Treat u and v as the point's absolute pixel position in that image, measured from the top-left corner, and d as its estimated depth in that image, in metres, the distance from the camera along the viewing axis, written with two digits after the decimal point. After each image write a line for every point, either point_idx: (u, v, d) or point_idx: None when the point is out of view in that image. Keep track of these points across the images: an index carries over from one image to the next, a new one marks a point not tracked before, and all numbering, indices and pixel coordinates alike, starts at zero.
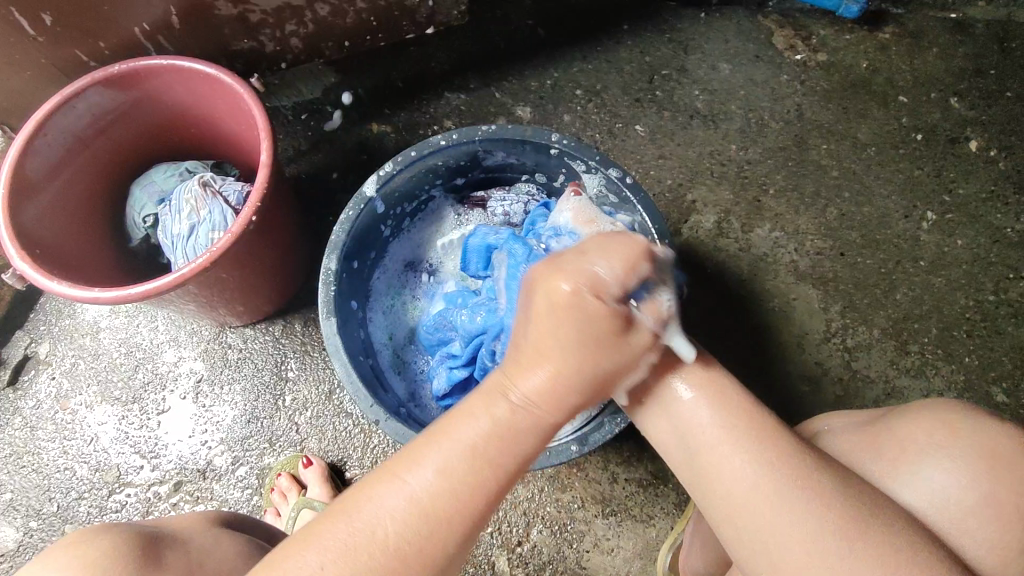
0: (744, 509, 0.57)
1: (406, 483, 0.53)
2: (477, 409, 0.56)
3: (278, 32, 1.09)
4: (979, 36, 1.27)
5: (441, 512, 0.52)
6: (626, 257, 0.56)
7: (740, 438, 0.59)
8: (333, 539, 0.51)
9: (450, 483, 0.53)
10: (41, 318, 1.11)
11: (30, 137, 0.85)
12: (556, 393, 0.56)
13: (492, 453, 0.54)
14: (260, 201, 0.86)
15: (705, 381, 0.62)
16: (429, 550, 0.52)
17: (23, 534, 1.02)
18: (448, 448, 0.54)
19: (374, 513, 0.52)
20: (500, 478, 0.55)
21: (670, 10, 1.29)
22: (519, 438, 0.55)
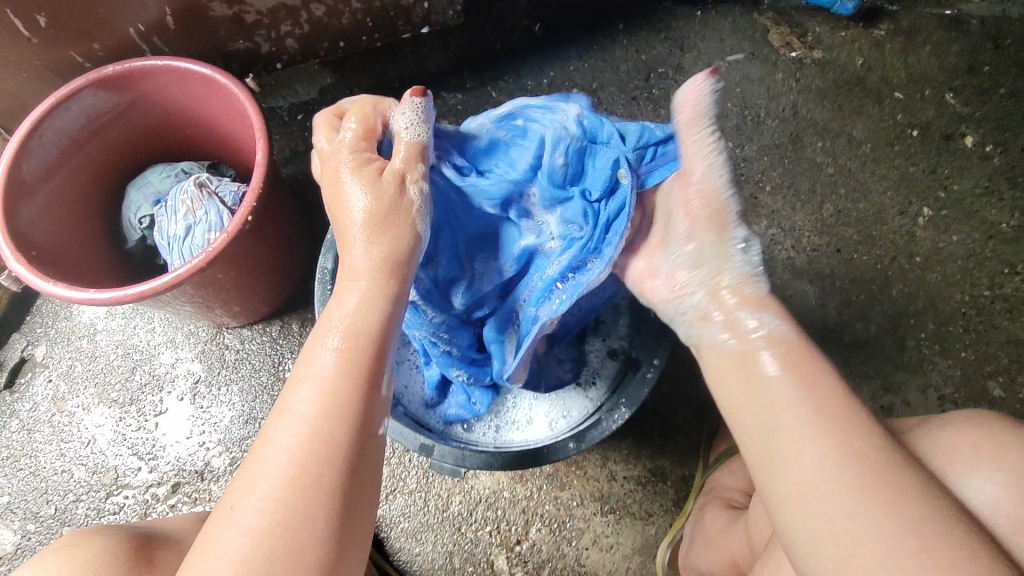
0: (814, 497, 0.53)
1: (293, 410, 0.56)
2: (327, 324, 0.60)
3: (273, 32, 1.09)
4: (973, 33, 1.27)
5: (329, 421, 0.55)
6: (357, 113, 0.66)
7: (827, 426, 0.55)
8: (246, 484, 0.54)
9: (323, 396, 0.56)
10: (38, 321, 1.11)
11: (25, 139, 0.85)
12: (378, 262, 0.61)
13: (353, 344, 0.58)
14: (256, 201, 0.86)
15: (790, 361, 0.60)
16: (333, 457, 0.54)
17: (20, 537, 1.02)
18: (316, 366, 0.57)
19: (272, 450, 0.54)
20: (363, 373, 0.58)
21: (665, 8, 1.29)
22: (366, 331, 0.59)
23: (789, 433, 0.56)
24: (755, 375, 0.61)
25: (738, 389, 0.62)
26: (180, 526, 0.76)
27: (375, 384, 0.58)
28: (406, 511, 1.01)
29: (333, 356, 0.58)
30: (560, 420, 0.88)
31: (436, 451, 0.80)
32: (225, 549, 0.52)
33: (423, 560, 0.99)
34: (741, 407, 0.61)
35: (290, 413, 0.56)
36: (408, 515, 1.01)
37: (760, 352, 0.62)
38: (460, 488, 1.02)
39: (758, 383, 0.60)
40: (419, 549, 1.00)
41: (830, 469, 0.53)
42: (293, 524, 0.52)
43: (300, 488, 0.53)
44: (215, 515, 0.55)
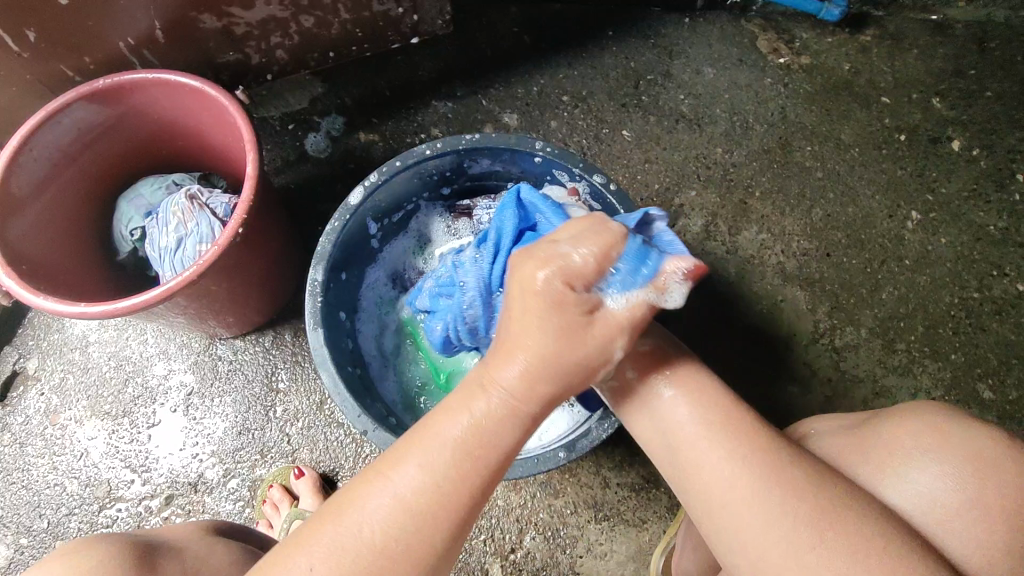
0: (724, 506, 0.57)
1: (393, 488, 0.52)
2: (457, 405, 0.55)
3: (264, 44, 1.10)
4: (958, 37, 1.29)
5: (429, 518, 0.52)
6: (600, 241, 0.56)
7: (718, 436, 0.59)
8: (323, 548, 0.51)
9: (428, 487, 0.52)
10: (30, 334, 1.11)
11: (15, 153, 0.85)
12: (534, 382, 0.55)
13: (475, 451, 0.53)
14: (246, 213, 0.86)
15: (684, 378, 0.63)
16: (423, 557, 0.51)
17: (13, 551, 1.01)
18: (433, 448, 0.53)
19: (362, 518, 0.52)
20: (476, 493, 0.53)
21: (654, 15, 1.30)
22: (492, 443, 0.54)
23: (687, 446, 0.60)
24: (650, 401, 0.64)
25: (640, 422, 0.65)
26: (179, 535, 0.75)
27: (485, 493, 0.54)
28: None
29: (454, 448, 0.53)
30: (549, 430, 0.91)
31: None
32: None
33: None
34: (646, 431, 0.65)
35: (389, 492, 0.52)
36: None
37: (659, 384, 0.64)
38: None
39: (649, 405, 0.64)
40: None
41: (730, 472, 0.57)
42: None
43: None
44: (276, 554, 0.53)
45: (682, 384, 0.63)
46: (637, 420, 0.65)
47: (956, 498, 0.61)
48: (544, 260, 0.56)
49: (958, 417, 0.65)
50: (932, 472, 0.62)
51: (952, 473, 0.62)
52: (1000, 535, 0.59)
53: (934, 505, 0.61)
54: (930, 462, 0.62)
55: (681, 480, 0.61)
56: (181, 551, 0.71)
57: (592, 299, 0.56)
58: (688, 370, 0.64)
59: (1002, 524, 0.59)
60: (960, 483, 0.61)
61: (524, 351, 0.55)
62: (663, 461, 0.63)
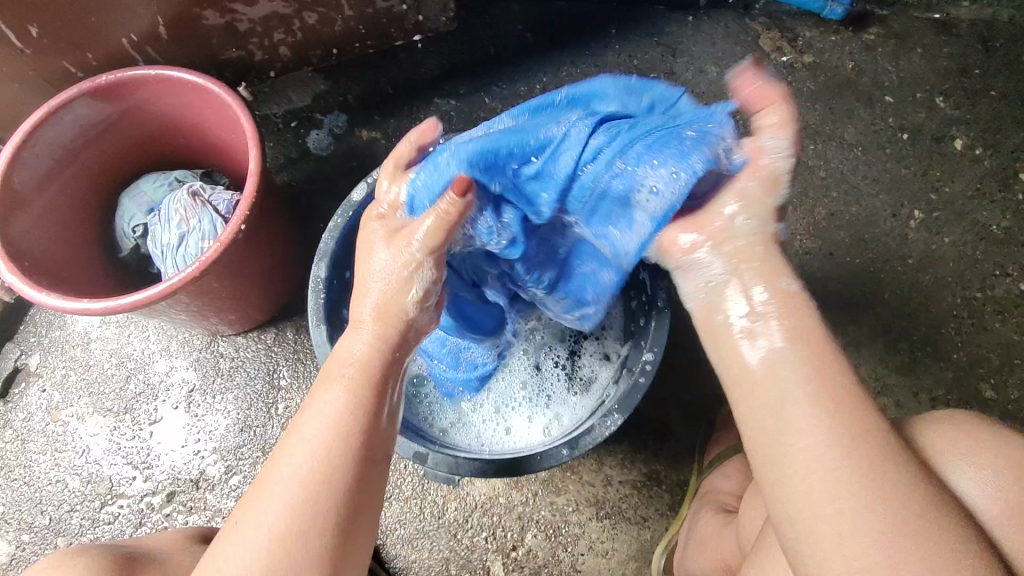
0: (840, 482, 0.52)
1: (297, 437, 0.58)
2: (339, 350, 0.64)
3: (266, 41, 1.10)
4: (963, 36, 1.28)
5: (332, 442, 0.57)
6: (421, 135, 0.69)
7: (843, 412, 0.54)
8: (251, 512, 0.55)
9: (332, 414, 0.59)
10: (31, 330, 1.11)
11: (17, 149, 0.85)
12: (390, 309, 0.64)
13: (358, 371, 0.61)
14: (249, 210, 0.86)
15: (806, 339, 0.57)
16: (344, 466, 0.56)
17: (14, 547, 1.01)
18: (327, 386, 0.61)
19: (289, 462, 0.56)
20: (372, 406, 0.60)
21: (658, 14, 1.30)
22: (373, 365, 0.62)
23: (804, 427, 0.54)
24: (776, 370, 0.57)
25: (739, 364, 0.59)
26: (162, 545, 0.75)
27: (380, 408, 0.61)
28: (402, 518, 1.01)
29: (340, 385, 0.60)
30: (553, 425, 0.91)
31: (429, 459, 0.79)
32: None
33: (419, 567, 0.99)
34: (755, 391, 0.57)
35: (295, 442, 0.57)
36: (404, 522, 1.01)
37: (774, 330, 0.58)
38: (456, 494, 1.02)
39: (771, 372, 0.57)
40: (416, 556, 1.00)
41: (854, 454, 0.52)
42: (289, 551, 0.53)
43: (314, 500, 0.54)
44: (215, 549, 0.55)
45: (817, 367, 0.56)
46: (740, 361, 0.59)
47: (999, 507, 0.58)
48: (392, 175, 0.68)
49: (986, 423, 0.64)
50: (971, 479, 0.59)
51: (991, 479, 0.59)
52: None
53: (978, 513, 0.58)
54: (968, 468, 0.60)
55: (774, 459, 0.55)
56: (165, 562, 0.71)
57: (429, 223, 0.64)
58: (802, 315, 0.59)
59: None
60: (999, 490, 0.59)
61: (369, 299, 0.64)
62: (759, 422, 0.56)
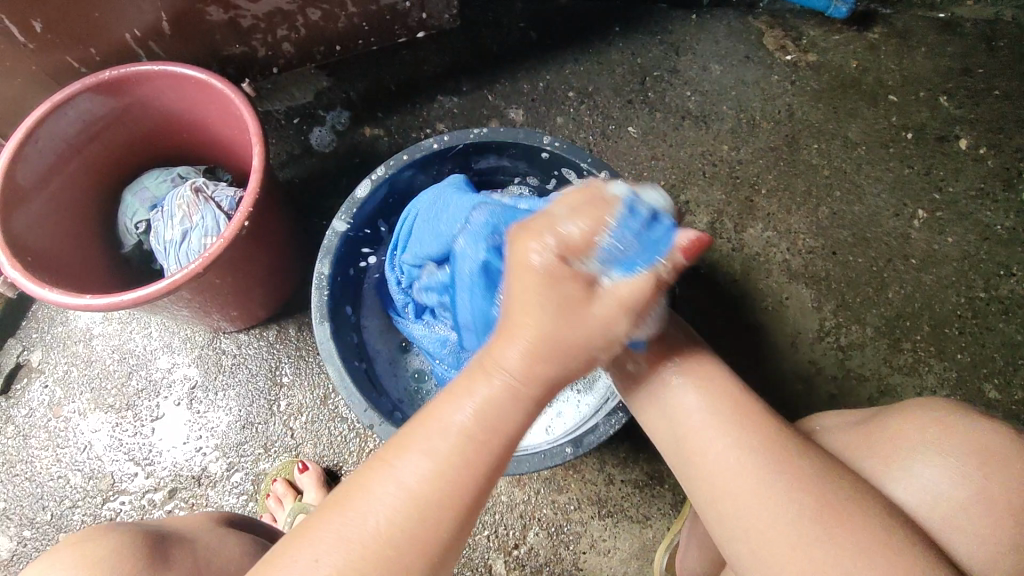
0: (733, 490, 0.57)
1: (396, 474, 0.51)
2: (462, 390, 0.53)
3: (270, 37, 1.09)
4: (967, 35, 1.28)
5: (433, 506, 0.50)
6: (595, 214, 0.54)
7: (726, 423, 0.59)
8: (325, 541, 0.49)
9: (431, 475, 0.51)
10: (34, 326, 1.11)
11: (21, 144, 0.85)
12: (537, 370, 0.53)
13: (479, 437, 0.52)
14: (252, 206, 0.86)
15: (696, 370, 0.64)
16: (425, 543, 0.50)
17: (16, 543, 1.01)
18: (436, 434, 0.52)
19: (366, 509, 0.50)
20: (482, 481, 0.52)
21: (661, 12, 1.29)
22: (503, 431, 0.53)
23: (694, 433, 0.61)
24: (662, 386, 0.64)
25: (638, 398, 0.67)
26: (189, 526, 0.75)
27: (486, 486, 0.53)
28: None
29: (460, 432, 0.52)
30: (555, 423, 0.90)
31: None
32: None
33: None
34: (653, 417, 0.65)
35: (393, 481, 0.51)
36: None
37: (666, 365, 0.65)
38: None
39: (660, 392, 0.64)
40: None
41: (739, 461, 0.57)
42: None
43: (380, 572, 0.48)
44: (279, 549, 0.51)
45: (695, 373, 0.63)
46: (642, 401, 0.66)
47: (961, 492, 0.60)
48: (537, 234, 0.54)
49: (965, 411, 0.64)
50: (934, 466, 0.61)
51: (957, 466, 0.61)
52: (1006, 530, 0.58)
53: (939, 500, 0.60)
54: (934, 456, 0.61)
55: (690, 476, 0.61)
56: None
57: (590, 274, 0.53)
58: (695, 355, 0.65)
59: (1010, 522, 0.58)
60: (967, 477, 0.60)
61: (512, 346, 0.53)
62: (668, 443, 0.64)
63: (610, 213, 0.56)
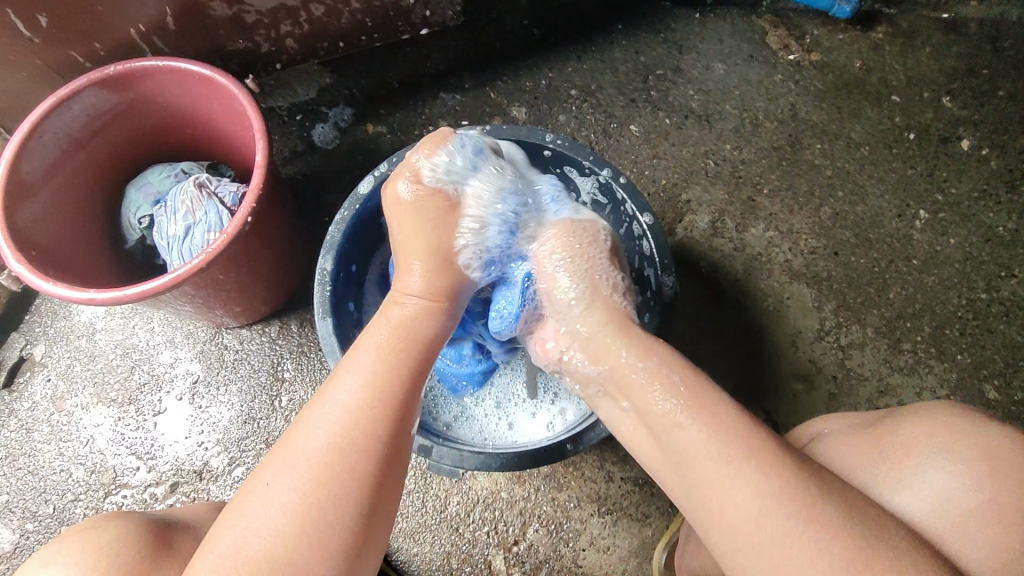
0: (755, 541, 0.54)
1: (332, 397, 0.60)
2: (376, 321, 0.68)
3: (273, 33, 1.09)
4: (971, 36, 1.28)
5: (367, 412, 0.59)
6: (433, 142, 0.75)
7: (742, 469, 0.56)
8: (277, 467, 0.57)
9: (362, 389, 0.61)
10: (36, 320, 1.11)
11: (25, 138, 0.85)
12: (436, 284, 0.72)
13: (397, 346, 0.65)
14: (255, 201, 0.87)
15: (697, 407, 0.60)
16: (368, 440, 0.58)
17: (18, 536, 1.02)
18: (361, 355, 0.64)
19: (310, 431, 0.58)
20: (407, 382, 0.63)
21: (665, 11, 1.29)
22: (413, 335, 0.67)
23: (704, 474, 0.58)
24: (665, 430, 0.62)
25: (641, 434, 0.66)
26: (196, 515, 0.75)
27: (415, 389, 0.64)
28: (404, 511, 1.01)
29: (381, 349, 0.64)
30: (556, 421, 0.91)
31: (434, 453, 0.79)
32: (242, 534, 0.54)
33: (421, 560, 1.00)
34: (656, 455, 0.64)
35: (330, 402, 0.60)
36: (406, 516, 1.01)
37: (666, 408, 0.62)
38: (458, 489, 1.02)
39: (666, 436, 0.62)
40: (417, 549, 1.00)
41: (761, 509, 0.55)
42: (315, 513, 0.54)
43: (334, 474, 0.56)
44: (238, 500, 0.58)
45: (700, 411, 0.60)
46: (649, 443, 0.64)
47: (972, 498, 0.61)
48: (402, 178, 0.75)
49: (973, 415, 0.65)
50: (946, 470, 0.63)
51: (965, 470, 0.62)
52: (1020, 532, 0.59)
53: (952, 503, 0.61)
54: (945, 462, 0.63)
55: (702, 521, 0.59)
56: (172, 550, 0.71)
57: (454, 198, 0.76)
58: (696, 393, 0.61)
59: (1017, 526, 0.60)
60: (976, 482, 0.62)
61: (412, 282, 0.72)
62: (675, 482, 0.61)
63: (447, 142, 0.76)
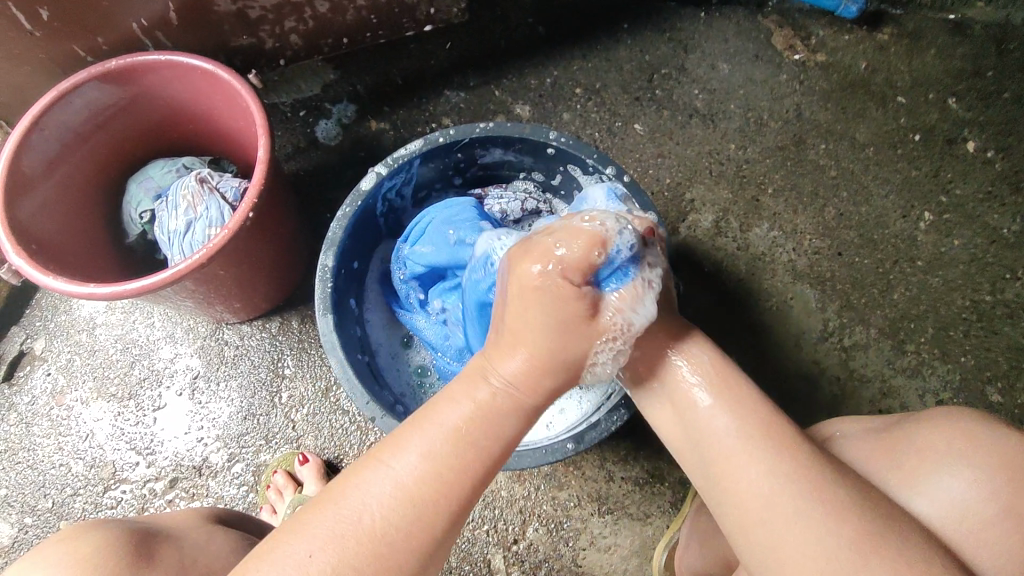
0: (764, 521, 0.55)
1: (389, 468, 0.53)
2: (459, 395, 0.57)
3: (277, 28, 1.09)
4: (978, 37, 1.27)
5: (426, 501, 0.52)
6: (586, 237, 0.55)
7: (757, 447, 0.57)
8: (318, 537, 0.50)
9: (425, 472, 0.53)
10: (37, 314, 1.11)
11: (27, 132, 0.85)
12: (534, 378, 0.57)
13: (474, 436, 0.55)
14: (257, 197, 0.86)
15: (719, 387, 0.60)
16: (420, 534, 0.51)
17: (17, 530, 1.02)
18: (432, 433, 0.54)
19: (361, 500, 0.52)
20: (475, 479, 0.54)
21: (670, 9, 1.29)
22: (494, 428, 0.56)
23: (721, 456, 0.58)
24: (688, 406, 0.61)
25: (673, 422, 0.63)
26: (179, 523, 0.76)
27: (480, 486, 0.55)
28: None
29: (456, 429, 0.55)
30: (557, 420, 0.90)
31: None
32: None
33: None
34: (677, 436, 0.63)
35: (386, 474, 0.53)
36: None
37: (688, 386, 0.61)
38: None
39: (689, 414, 0.61)
40: None
41: (772, 488, 0.55)
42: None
43: (375, 565, 0.50)
44: (266, 545, 0.52)
45: (720, 391, 0.60)
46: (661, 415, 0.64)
47: (988, 506, 0.61)
48: (539, 256, 0.56)
49: (990, 422, 0.64)
50: (964, 480, 0.62)
51: (982, 479, 0.61)
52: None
53: (967, 512, 0.61)
54: (963, 469, 0.62)
55: (718, 505, 0.59)
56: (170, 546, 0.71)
57: (593, 297, 0.56)
58: (717, 367, 0.62)
59: None
60: (994, 491, 0.61)
61: (509, 365, 0.57)
62: (693, 463, 0.61)
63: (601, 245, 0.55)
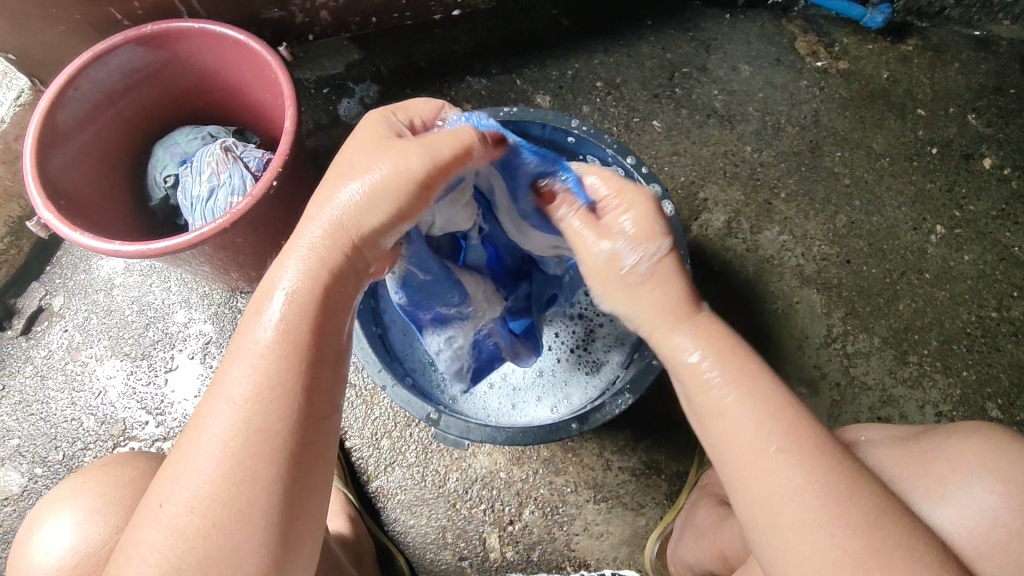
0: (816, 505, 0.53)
1: (223, 392, 0.51)
2: (263, 297, 0.53)
3: (308, 4, 1.11)
4: (1001, 55, 1.27)
5: (264, 402, 0.51)
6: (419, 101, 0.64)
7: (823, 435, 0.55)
8: (179, 481, 0.50)
9: (254, 379, 0.51)
10: (57, 272, 1.13)
11: (61, 90, 0.87)
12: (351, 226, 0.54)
13: (291, 322, 0.52)
14: (281, 166, 0.88)
15: None
16: (270, 436, 0.50)
17: (27, 479, 1.04)
18: (247, 340, 0.52)
19: (205, 436, 0.51)
20: (303, 359, 0.52)
21: (695, 9, 1.29)
22: (308, 303, 0.53)
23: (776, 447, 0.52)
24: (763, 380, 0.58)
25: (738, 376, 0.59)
26: None
27: (314, 364, 0.53)
28: (404, 483, 1.03)
29: (271, 327, 0.52)
30: (561, 404, 0.92)
31: (441, 422, 0.80)
32: (143, 556, 0.49)
33: (416, 533, 1.02)
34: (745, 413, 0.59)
35: (220, 399, 0.51)
36: (405, 488, 1.03)
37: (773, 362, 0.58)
38: (457, 465, 1.04)
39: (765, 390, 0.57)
40: (414, 522, 1.02)
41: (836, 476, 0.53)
42: (225, 531, 0.49)
43: (242, 481, 0.50)
44: (139, 513, 0.51)
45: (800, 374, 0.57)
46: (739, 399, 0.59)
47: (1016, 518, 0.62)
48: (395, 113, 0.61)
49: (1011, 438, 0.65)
50: (993, 490, 0.63)
51: (1010, 493, 0.62)
52: None
53: (993, 523, 0.62)
54: (990, 480, 0.63)
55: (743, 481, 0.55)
56: None
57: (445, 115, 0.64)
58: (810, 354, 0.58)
59: None
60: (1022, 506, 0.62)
61: (299, 251, 0.54)
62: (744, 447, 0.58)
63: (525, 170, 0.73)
